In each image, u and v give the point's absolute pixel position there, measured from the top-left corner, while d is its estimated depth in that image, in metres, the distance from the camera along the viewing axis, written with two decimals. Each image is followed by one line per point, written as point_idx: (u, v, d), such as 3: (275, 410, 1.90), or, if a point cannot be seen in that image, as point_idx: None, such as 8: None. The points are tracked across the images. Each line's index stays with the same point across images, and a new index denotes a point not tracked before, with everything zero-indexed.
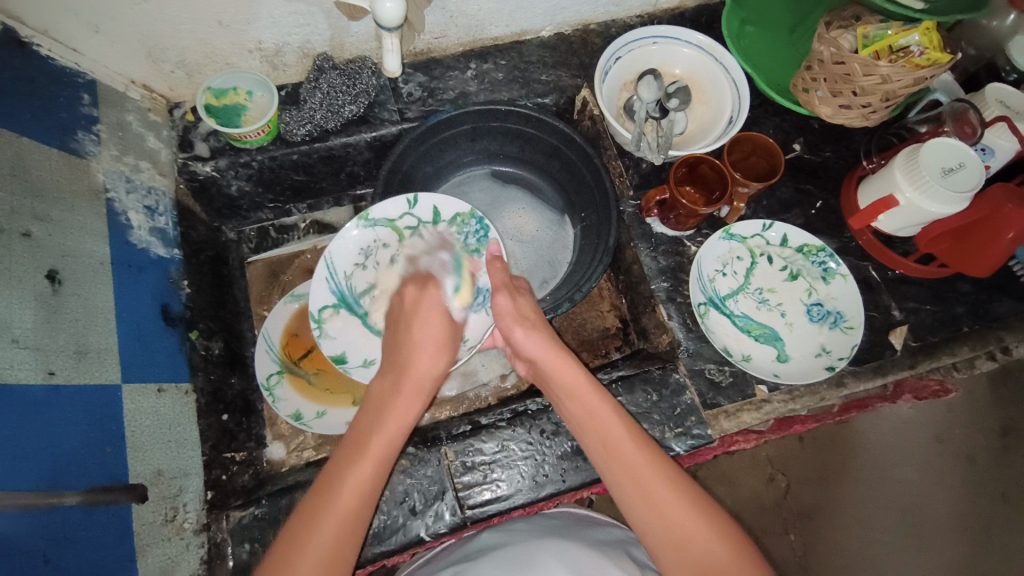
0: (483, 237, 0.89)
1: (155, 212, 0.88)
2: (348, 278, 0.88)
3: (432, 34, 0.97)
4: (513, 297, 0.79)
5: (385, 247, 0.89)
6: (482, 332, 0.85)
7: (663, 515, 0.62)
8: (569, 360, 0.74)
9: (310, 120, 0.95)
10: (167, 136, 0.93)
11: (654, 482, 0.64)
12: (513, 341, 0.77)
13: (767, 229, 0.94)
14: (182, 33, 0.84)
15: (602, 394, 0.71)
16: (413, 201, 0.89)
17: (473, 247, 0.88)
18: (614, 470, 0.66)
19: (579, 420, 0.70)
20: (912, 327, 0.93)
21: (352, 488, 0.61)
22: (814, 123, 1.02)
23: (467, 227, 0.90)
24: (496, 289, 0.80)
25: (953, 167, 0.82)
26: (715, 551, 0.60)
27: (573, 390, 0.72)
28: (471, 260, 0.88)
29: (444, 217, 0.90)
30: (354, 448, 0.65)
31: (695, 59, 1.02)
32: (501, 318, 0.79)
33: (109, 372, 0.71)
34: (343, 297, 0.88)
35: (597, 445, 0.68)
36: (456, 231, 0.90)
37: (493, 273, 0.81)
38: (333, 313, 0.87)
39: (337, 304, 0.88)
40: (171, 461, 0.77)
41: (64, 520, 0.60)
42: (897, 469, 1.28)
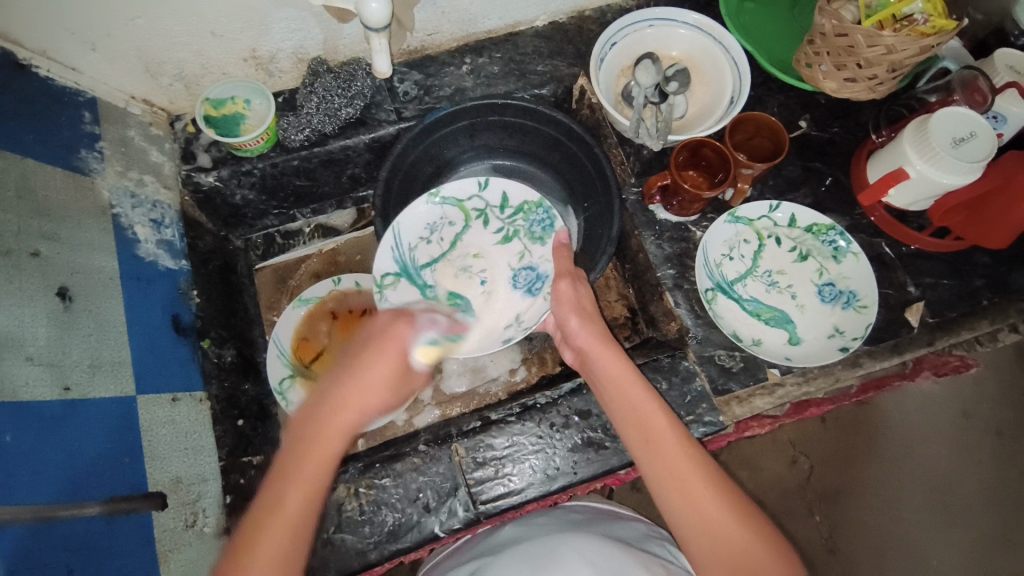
0: (547, 226, 0.93)
1: (161, 225, 0.89)
2: (412, 251, 0.91)
3: (425, 31, 0.97)
4: (575, 285, 0.80)
5: (450, 225, 0.93)
6: (538, 319, 0.88)
7: (697, 509, 0.61)
8: (611, 348, 0.74)
9: (308, 125, 0.96)
10: (169, 148, 0.94)
11: (690, 477, 0.63)
12: (567, 329, 0.78)
13: (774, 210, 0.93)
14: (177, 46, 0.85)
15: (645, 384, 0.70)
16: (483, 184, 0.93)
17: (538, 235, 0.93)
18: (648, 460, 0.65)
19: (618, 406, 0.70)
20: (929, 303, 0.90)
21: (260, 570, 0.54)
22: (820, 98, 0.99)
23: (533, 215, 0.94)
24: (560, 276, 0.81)
25: (964, 136, 0.79)
26: (745, 543, 0.60)
27: (615, 379, 0.71)
28: (536, 247, 0.93)
29: (511, 204, 0.94)
30: (261, 514, 0.56)
31: (692, 39, 1.00)
32: (561, 304, 0.79)
33: (122, 385, 0.72)
34: (406, 267, 0.89)
35: (634, 436, 0.67)
36: (521, 219, 0.94)
37: (559, 260, 0.82)
38: (396, 281, 0.88)
39: (399, 273, 0.89)
40: (189, 468, 0.79)
41: (87, 530, 0.62)
42: (921, 448, 1.26)
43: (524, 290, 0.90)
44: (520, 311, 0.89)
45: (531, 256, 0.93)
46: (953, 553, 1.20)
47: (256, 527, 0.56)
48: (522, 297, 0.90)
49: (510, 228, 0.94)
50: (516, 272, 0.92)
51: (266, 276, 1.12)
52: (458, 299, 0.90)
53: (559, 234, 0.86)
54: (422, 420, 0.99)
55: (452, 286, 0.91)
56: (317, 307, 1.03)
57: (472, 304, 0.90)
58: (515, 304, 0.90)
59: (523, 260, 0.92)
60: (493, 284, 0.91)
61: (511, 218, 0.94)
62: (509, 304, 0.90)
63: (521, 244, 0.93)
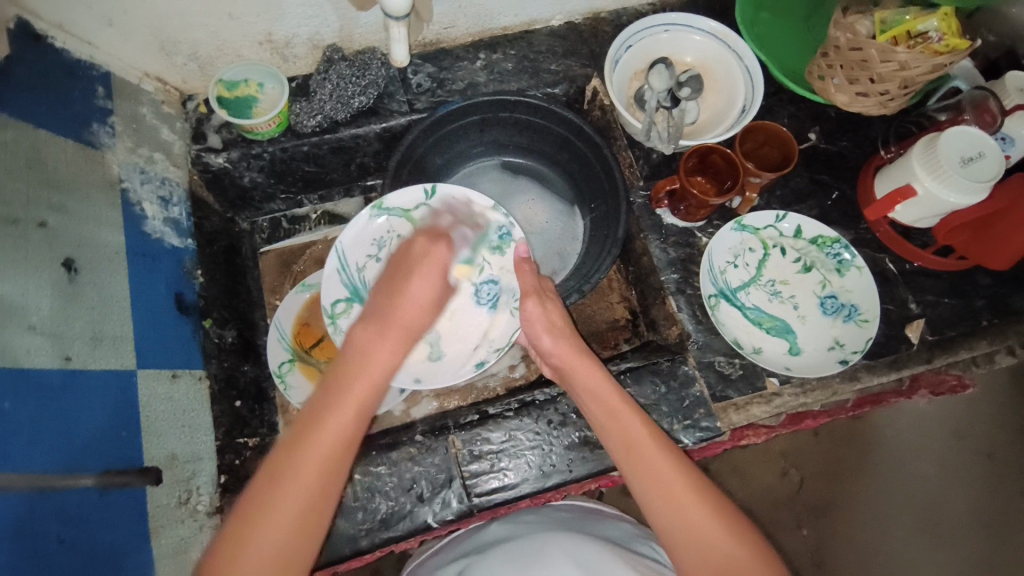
0: (505, 236, 0.90)
1: (169, 202, 0.89)
2: (361, 272, 0.88)
3: (441, 24, 0.97)
4: (542, 304, 0.80)
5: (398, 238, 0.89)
6: (507, 336, 0.88)
7: (685, 518, 0.62)
8: (592, 361, 0.75)
9: (320, 111, 0.96)
10: (180, 127, 0.94)
11: (676, 485, 0.63)
12: (540, 345, 0.78)
13: (781, 219, 0.93)
14: (194, 25, 0.85)
15: (625, 396, 0.71)
16: (431, 192, 0.89)
17: (495, 245, 0.90)
18: (634, 469, 0.65)
19: (600, 414, 0.71)
20: (930, 321, 0.91)
21: (333, 439, 0.58)
22: (831, 111, 1.00)
23: (488, 222, 0.90)
24: (526, 295, 0.81)
25: (972, 156, 0.80)
26: (734, 551, 0.60)
27: (594, 390, 0.72)
28: (494, 258, 0.90)
29: (463, 213, 0.90)
30: (329, 396, 0.61)
31: (706, 47, 1.00)
32: (532, 324, 0.79)
33: (122, 359, 0.72)
34: (356, 290, 0.87)
35: (619, 445, 0.67)
36: (477, 229, 0.91)
37: (523, 276, 0.83)
38: (347, 307, 0.87)
39: (350, 298, 0.87)
40: (185, 446, 0.79)
41: (80, 502, 0.62)
42: (912, 466, 1.26)
43: (488, 305, 0.89)
44: (487, 328, 0.89)
45: (490, 268, 0.89)
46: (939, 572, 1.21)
47: (326, 405, 0.60)
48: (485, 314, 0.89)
49: None
50: (476, 286, 0.89)
51: (270, 260, 1.12)
52: None
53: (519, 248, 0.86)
54: (419, 411, 0.99)
55: None
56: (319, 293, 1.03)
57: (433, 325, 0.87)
58: (479, 321, 0.88)
59: (482, 273, 0.89)
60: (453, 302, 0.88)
61: (465, 228, 0.90)
62: (472, 321, 0.88)
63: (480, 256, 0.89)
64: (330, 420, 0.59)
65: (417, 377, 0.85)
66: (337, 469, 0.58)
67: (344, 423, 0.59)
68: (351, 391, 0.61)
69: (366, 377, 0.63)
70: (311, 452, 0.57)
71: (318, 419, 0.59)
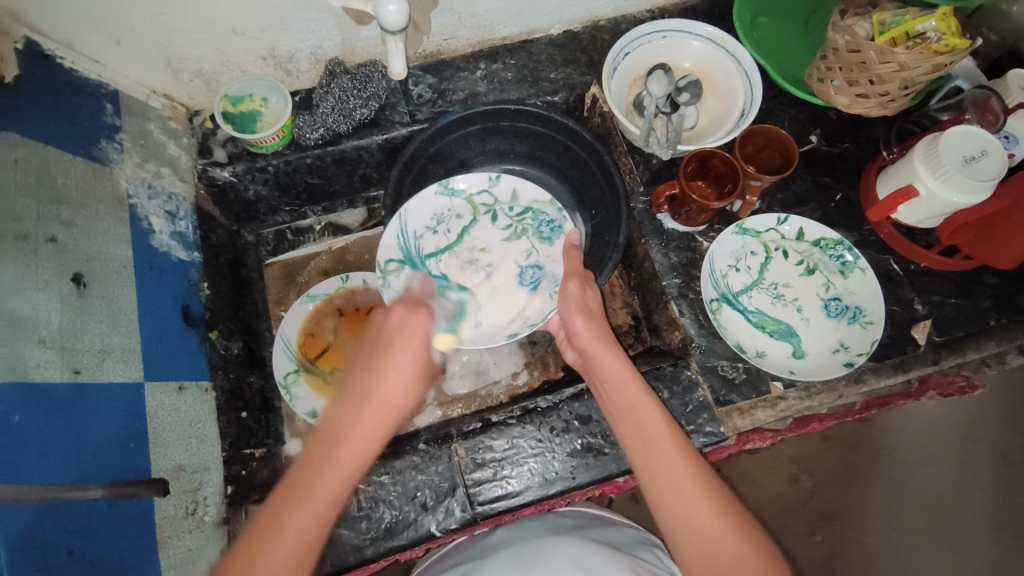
0: (555, 228, 0.94)
1: (175, 216, 0.91)
2: (418, 240, 0.92)
3: (441, 36, 0.99)
4: (583, 287, 0.80)
5: (458, 217, 0.94)
6: (544, 316, 0.89)
7: (690, 516, 0.61)
8: (615, 352, 0.74)
9: (323, 124, 0.98)
10: (187, 143, 0.96)
11: (685, 482, 0.63)
12: (572, 329, 0.78)
13: (782, 223, 0.93)
14: (199, 43, 0.87)
15: (646, 389, 0.71)
16: (495, 180, 0.95)
17: (546, 236, 0.94)
18: (647, 464, 0.65)
19: (617, 408, 0.70)
20: (936, 322, 0.90)
21: (289, 543, 0.55)
22: (831, 113, 0.99)
23: (543, 215, 0.94)
24: (568, 277, 0.81)
25: (974, 156, 0.80)
26: (740, 552, 0.60)
27: (616, 382, 0.72)
28: (543, 247, 0.94)
29: (520, 203, 0.95)
30: (292, 493, 0.57)
31: (705, 52, 1.00)
32: (568, 303, 0.79)
33: (131, 371, 0.73)
34: (410, 255, 0.91)
35: (633, 438, 0.67)
36: (528, 219, 0.95)
37: (570, 260, 0.83)
38: (399, 267, 0.89)
39: (403, 261, 0.90)
40: (192, 456, 0.79)
41: (89, 512, 0.63)
42: (925, 470, 1.24)
43: (530, 287, 0.91)
44: (527, 308, 0.90)
45: (538, 254, 0.93)
46: None
47: (286, 503, 0.56)
48: (526, 294, 0.91)
49: (519, 225, 0.95)
50: (522, 269, 0.93)
51: (275, 271, 1.13)
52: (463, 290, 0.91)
53: (571, 236, 0.87)
54: (423, 420, 0.99)
55: (458, 278, 0.92)
56: (324, 304, 1.04)
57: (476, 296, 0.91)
58: (521, 300, 0.90)
59: (530, 258, 0.93)
60: (499, 281, 0.92)
61: (520, 216, 0.95)
62: (514, 299, 0.90)
63: (528, 242, 0.94)
64: (287, 525, 0.55)
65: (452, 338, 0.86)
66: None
67: (298, 529, 0.55)
68: (313, 494, 0.57)
69: (333, 476, 0.58)
70: None
71: (276, 522, 0.55)
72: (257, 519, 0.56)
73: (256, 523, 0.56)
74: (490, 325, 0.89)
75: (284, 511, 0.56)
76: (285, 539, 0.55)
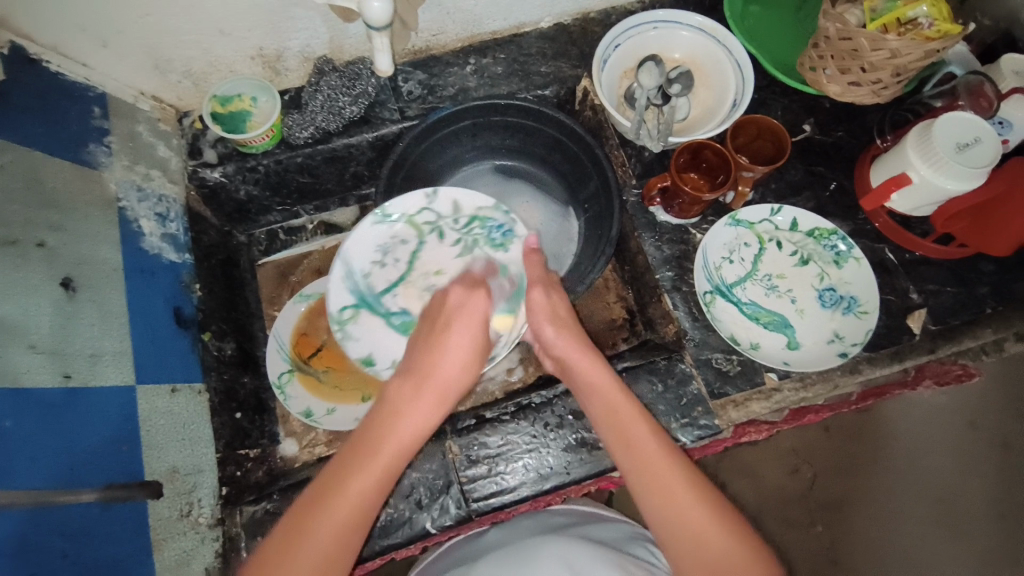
0: (507, 233, 0.90)
1: (165, 218, 0.91)
2: (367, 277, 0.87)
3: (430, 31, 0.98)
4: (549, 295, 0.77)
5: (404, 243, 0.89)
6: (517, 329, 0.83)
7: (680, 516, 0.61)
8: (593, 356, 0.72)
9: (313, 123, 0.98)
10: (177, 144, 0.96)
11: (672, 483, 0.63)
12: (543, 339, 0.75)
13: (775, 213, 0.92)
14: (186, 43, 0.87)
15: (627, 393, 0.69)
16: (433, 195, 0.90)
17: (497, 242, 0.89)
18: (634, 467, 0.64)
19: (602, 414, 0.69)
20: (932, 311, 0.89)
21: (352, 501, 0.58)
22: (825, 102, 0.98)
23: (490, 221, 0.90)
24: (532, 285, 0.77)
25: (968, 142, 0.79)
26: (730, 551, 0.60)
27: (596, 387, 0.70)
28: (497, 255, 0.89)
29: (465, 213, 0.91)
30: (356, 455, 0.60)
31: (696, 42, 0.99)
32: (535, 314, 0.76)
33: (123, 374, 0.73)
34: (363, 297, 0.87)
35: (618, 442, 0.66)
36: (478, 227, 0.90)
37: (531, 266, 0.79)
38: (354, 312, 0.86)
39: (357, 304, 0.87)
40: (186, 458, 0.79)
41: (82, 515, 0.63)
42: (925, 459, 1.24)
43: None
44: None
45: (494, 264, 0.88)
46: (957, 567, 1.18)
47: (352, 463, 0.59)
48: None
49: (468, 237, 0.90)
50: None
51: (269, 271, 1.12)
52: None
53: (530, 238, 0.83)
54: None
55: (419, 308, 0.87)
56: (317, 304, 1.04)
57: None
58: None
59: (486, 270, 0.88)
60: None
61: (467, 228, 0.91)
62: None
63: (483, 252, 0.89)
64: (350, 485, 0.58)
65: None
66: (351, 533, 0.58)
67: (362, 492, 0.58)
68: (376, 460, 0.60)
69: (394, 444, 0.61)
70: (318, 532, 0.57)
71: (340, 482, 0.58)
72: (322, 475, 0.60)
73: (322, 477, 0.60)
74: None
75: (348, 473, 0.59)
76: (347, 499, 0.58)
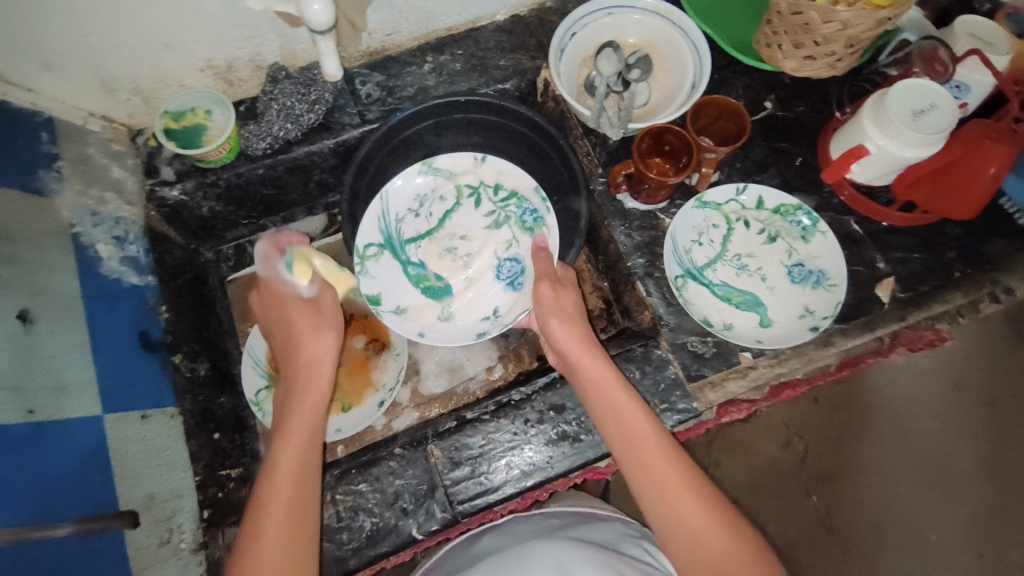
0: (539, 220, 0.93)
1: (124, 241, 0.89)
2: (399, 222, 0.93)
3: (383, 32, 0.96)
4: (555, 289, 0.79)
5: (441, 200, 0.95)
6: (515, 316, 0.92)
7: (676, 510, 0.63)
8: (596, 354, 0.74)
9: (270, 132, 0.96)
10: (132, 164, 0.94)
11: (670, 478, 0.64)
12: (548, 332, 0.77)
13: (741, 192, 0.92)
14: (132, 60, 0.84)
15: (630, 391, 0.71)
16: (481, 160, 0.94)
17: (528, 226, 0.94)
18: (634, 464, 0.66)
19: (606, 418, 0.70)
20: (899, 278, 0.90)
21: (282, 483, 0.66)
22: (784, 78, 0.99)
23: (527, 202, 0.94)
24: (540, 279, 0.80)
25: (924, 108, 0.79)
26: (726, 543, 0.61)
27: (598, 386, 0.72)
28: (523, 238, 0.94)
29: (505, 189, 0.94)
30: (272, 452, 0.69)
31: (650, 25, 0.99)
32: (541, 307, 0.78)
33: (89, 405, 0.72)
34: (390, 240, 0.93)
35: (617, 437, 0.69)
36: (513, 207, 0.95)
37: (539, 263, 0.83)
38: (377, 252, 0.91)
39: (383, 245, 0.92)
40: (162, 484, 0.78)
41: (57, 551, 0.62)
42: (916, 422, 1.26)
43: (506, 282, 0.94)
44: (498, 303, 0.94)
45: (518, 246, 0.95)
46: (954, 525, 1.21)
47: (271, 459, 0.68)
48: (504, 290, 0.94)
49: (501, 212, 0.95)
50: (500, 262, 0.95)
51: (239, 286, 1.10)
52: (438, 280, 0.94)
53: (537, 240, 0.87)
54: (401, 422, 0.99)
55: (436, 265, 0.95)
56: None
57: (453, 289, 0.95)
58: (496, 294, 0.94)
59: (509, 250, 0.95)
60: (476, 271, 0.95)
61: (504, 203, 0.95)
62: (489, 295, 0.94)
63: (511, 231, 0.95)
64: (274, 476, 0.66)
65: (421, 333, 0.92)
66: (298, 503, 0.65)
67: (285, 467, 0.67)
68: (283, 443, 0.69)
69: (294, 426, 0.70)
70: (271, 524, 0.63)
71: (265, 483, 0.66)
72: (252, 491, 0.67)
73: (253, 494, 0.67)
74: (460, 317, 0.94)
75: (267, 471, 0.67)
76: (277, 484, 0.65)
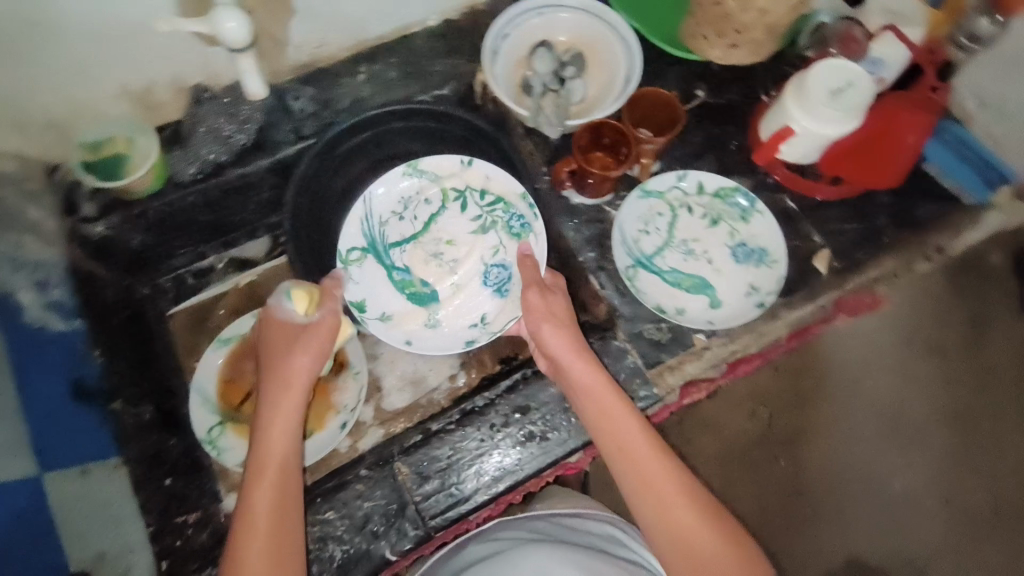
0: (525, 226, 0.92)
1: (46, 285, 0.84)
2: (383, 225, 0.93)
3: (311, 44, 0.93)
4: (544, 294, 0.79)
5: (426, 203, 0.94)
6: (504, 324, 0.91)
7: (667, 515, 0.64)
8: (587, 359, 0.74)
9: (199, 157, 0.92)
10: (50, 202, 0.88)
11: (661, 482, 0.65)
12: (540, 338, 0.77)
13: (681, 180, 0.95)
14: (39, 92, 0.80)
15: (621, 394, 0.72)
16: (468, 163, 0.93)
17: (515, 232, 0.92)
18: (627, 470, 0.67)
19: (594, 420, 0.71)
20: (834, 249, 0.95)
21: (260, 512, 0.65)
22: (714, 66, 1.02)
23: (514, 208, 0.92)
24: (528, 285, 0.80)
25: (841, 87, 0.84)
26: (715, 545, 0.62)
27: (591, 390, 0.72)
28: (510, 244, 0.92)
29: (492, 194, 0.93)
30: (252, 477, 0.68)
31: (580, 23, 1.00)
32: (531, 314, 0.79)
33: (20, 464, 0.73)
34: (374, 243, 0.92)
35: (609, 443, 0.69)
36: (500, 211, 0.93)
37: (526, 270, 0.83)
38: (361, 256, 0.91)
39: (366, 248, 0.91)
40: (113, 540, 0.78)
41: None
42: (869, 380, 1.24)
43: (494, 289, 0.92)
44: (485, 310, 0.91)
45: (504, 252, 0.93)
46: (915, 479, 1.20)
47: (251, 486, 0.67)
48: (492, 296, 0.92)
49: (488, 218, 0.93)
50: (487, 268, 0.93)
51: (182, 319, 1.02)
52: (424, 286, 0.92)
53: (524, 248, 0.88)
54: (368, 442, 0.96)
55: (421, 270, 0.93)
56: (238, 345, 0.95)
57: (440, 296, 0.92)
58: (483, 301, 0.92)
59: (496, 256, 0.93)
60: (461, 277, 0.92)
61: (490, 207, 0.93)
62: (477, 301, 0.92)
63: (497, 237, 0.93)
64: (252, 505, 0.66)
65: (408, 340, 0.90)
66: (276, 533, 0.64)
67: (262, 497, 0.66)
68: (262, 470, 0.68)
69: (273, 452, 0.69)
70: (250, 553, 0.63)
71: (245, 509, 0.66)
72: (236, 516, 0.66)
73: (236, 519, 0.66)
74: (446, 323, 0.91)
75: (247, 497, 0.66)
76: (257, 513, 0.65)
